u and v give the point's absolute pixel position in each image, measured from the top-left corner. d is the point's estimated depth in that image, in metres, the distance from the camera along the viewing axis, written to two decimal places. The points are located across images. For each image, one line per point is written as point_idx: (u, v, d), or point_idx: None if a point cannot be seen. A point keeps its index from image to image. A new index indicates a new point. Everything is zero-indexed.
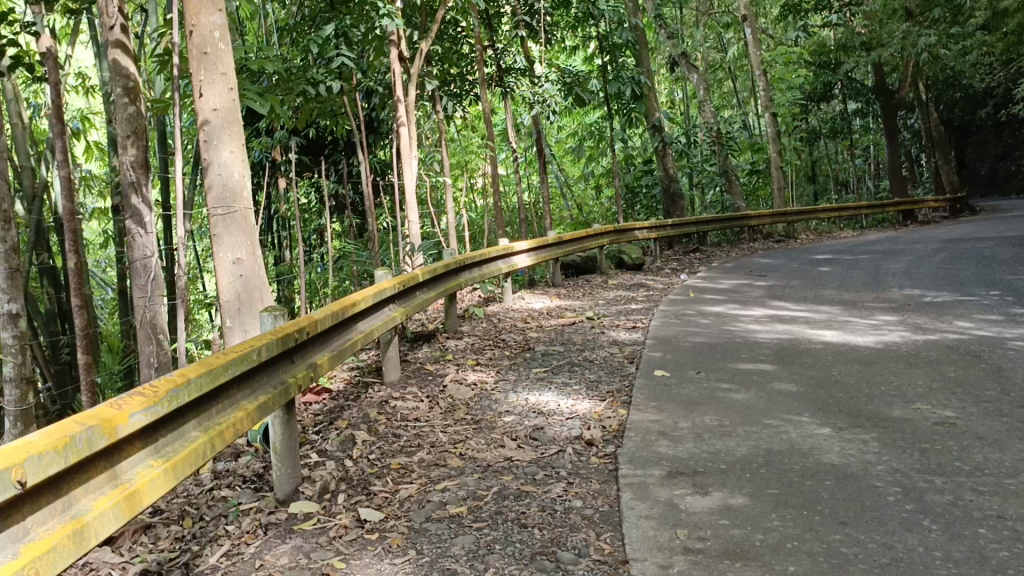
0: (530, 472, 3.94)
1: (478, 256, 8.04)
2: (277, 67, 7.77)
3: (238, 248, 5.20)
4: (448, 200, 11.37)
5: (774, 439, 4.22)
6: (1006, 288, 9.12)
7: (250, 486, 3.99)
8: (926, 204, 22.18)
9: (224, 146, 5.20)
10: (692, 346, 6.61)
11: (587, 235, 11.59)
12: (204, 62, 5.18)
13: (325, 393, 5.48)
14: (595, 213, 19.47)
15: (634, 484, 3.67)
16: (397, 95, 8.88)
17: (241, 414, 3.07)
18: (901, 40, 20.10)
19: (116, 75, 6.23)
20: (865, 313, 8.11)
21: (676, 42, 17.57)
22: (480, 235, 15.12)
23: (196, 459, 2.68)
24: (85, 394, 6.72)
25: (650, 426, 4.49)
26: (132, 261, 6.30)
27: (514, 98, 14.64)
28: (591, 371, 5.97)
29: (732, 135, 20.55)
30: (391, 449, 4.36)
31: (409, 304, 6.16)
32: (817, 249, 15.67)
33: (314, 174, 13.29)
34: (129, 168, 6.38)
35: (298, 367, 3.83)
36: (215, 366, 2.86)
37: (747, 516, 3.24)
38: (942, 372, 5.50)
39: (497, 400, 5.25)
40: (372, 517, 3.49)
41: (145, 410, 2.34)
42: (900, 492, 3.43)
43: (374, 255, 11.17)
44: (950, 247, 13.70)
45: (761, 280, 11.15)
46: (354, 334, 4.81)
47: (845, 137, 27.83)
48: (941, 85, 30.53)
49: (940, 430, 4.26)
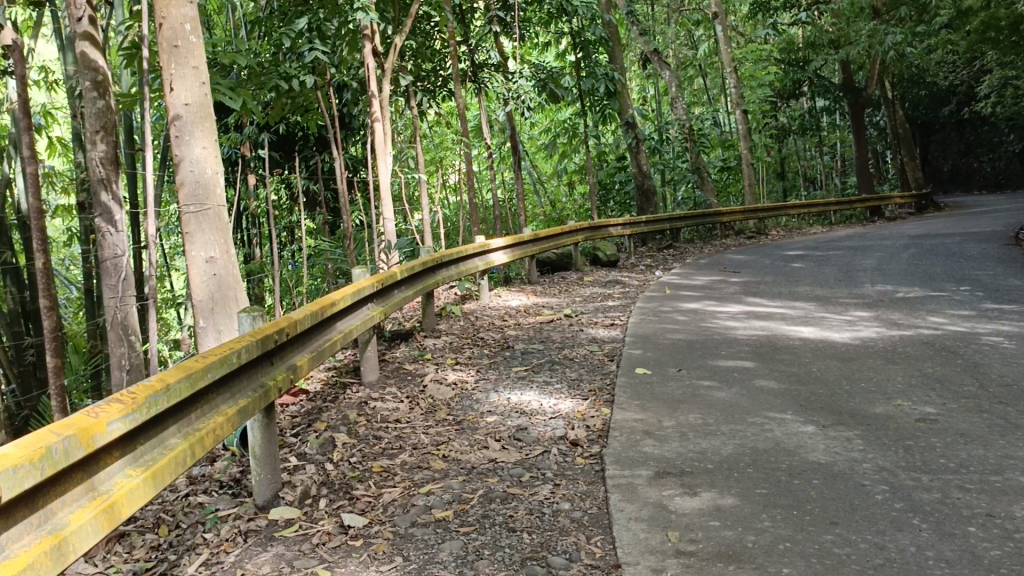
0: (516, 474, 3.88)
1: (455, 254, 7.94)
2: (250, 61, 7.59)
3: (212, 245, 5.08)
4: (422, 194, 11.23)
5: (759, 437, 4.20)
6: (975, 283, 9.25)
7: (228, 491, 3.88)
8: (892, 201, 22.48)
9: (196, 142, 5.06)
10: (671, 343, 6.60)
11: (563, 232, 11.55)
12: (174, 55, 5.03)
13: (302, 394, 5.38)
14: (568, 209, 19.50)
15: (622, 485, 3.62)
16: (372, 91, 8.74)
17: (221, 419, 2.97)
18: (868, 38, 20.31)
19: (84, 68, 6.02)
20: (840, 309, 8.16)
21: (648, 38, 17.57)
22: (453, 232, 15.03)
23: (176, 468, 2.58)
24: (54, 397, 6.55)
25: (634, 425, 4.45)
26: (102, 261, 6.14)
27: (488, 93, 14.56)
28: (572, 369, 5.93)
29: (703, 131, 20.64)
30: (371, 452, 4.27)
31: (387, 302, 6.07)
32: (789, 245, 15.78)
33: (285, 170, 13.10)
34: (98, 164, 6.18)
35: (278, 369, 3.73)
36: (194, 370, 2.76)
37: (737, 516, 3.21)
38: (920, 368, 5.53)
39: (478, 400, 5.18)
40: (356, 523, 3.40)
41: (123, 418, 2.24)
42: (888, 490, 3.42)
43: (349, 252, 11.04)
44: (918, 242, 13.89)
45: (735, 276, 11.19)
46: (333, 334, 4.71)
47: (813, 134, 28.12)
48: (906, 83, 30.92)
49: (922, 426, 4.27)
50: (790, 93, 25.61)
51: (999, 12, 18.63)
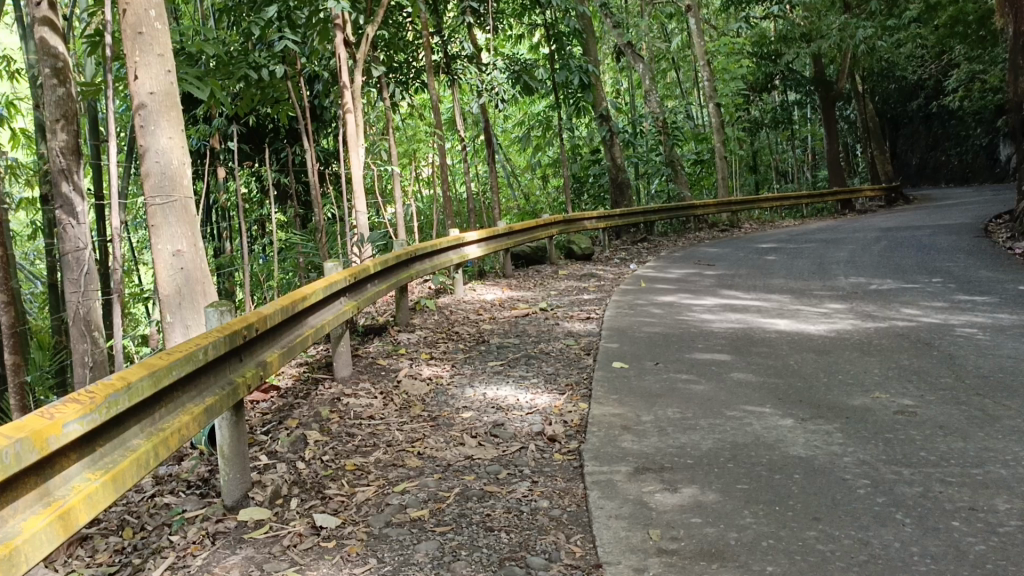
0: (492, 471, 3.79)
1: (429, 248, 7.84)
2: (218, 50, 7.41)
3: (179, 239, 4.93)
4: (395, 187, 11.00)
5: (738, 431, 4.15)
6: (946, 275, 9.31)
7: (196, 492, 3.76)
8: (863, 195, 22.67)
9: (162, 132, 4.91)
10: (648, 337, 6.55)
11: (538, 225, 11.48)
12: (138, 42, 4.87)
13: (272, 391, 5.27)
14: (542, 202, 19.38)
15: (601, 482, 3.55)
16: (343, 81, 8.54)
17: (187, 418, 2.85)
18: (839, 32, 20.43)
19: (43, 54, 5.81)
20: (815, 301, 8.17)
21: (622, 31, 17.51)
22: (427, 226, 14.88)
23: (138, 470, 2.46)
24: (14, 395, 6.36)
25: (612, 420, 4.39)
26: (64, 254, 5.95)
27: (461, 85, 14.42)
28: (549, 363, 5.85)
29: (677, 123, 20.61)
30: (345, 449, 4.17)
31: (360, 296, 5.96)
32: (762, 238, 15.82)
33: (256, 163, 12.86)
34: (58, 154, 5.98)
35: (247, 365, 3.61)
36: (158, 368, 2.64)
37: (719, 513, 3.16)
38: (896, 360, 5.53)
39: (453, 396, 5.09)
40: (328, 523, 3.30)
41: (80, 418, 2.12)
42: (870, 485, 3.39)
43: (321, 245, 10.86)
44: (889, 235, 13.97)
45: (710, 269, 11.18)
46: (304, 330, 4.60)
47: (786, 128, 28.28)
48: (876, 77, 31.19)
49: (901, 419, 4.25)
50: (762, 86, 25.69)
51: (967, 6, 18.85)
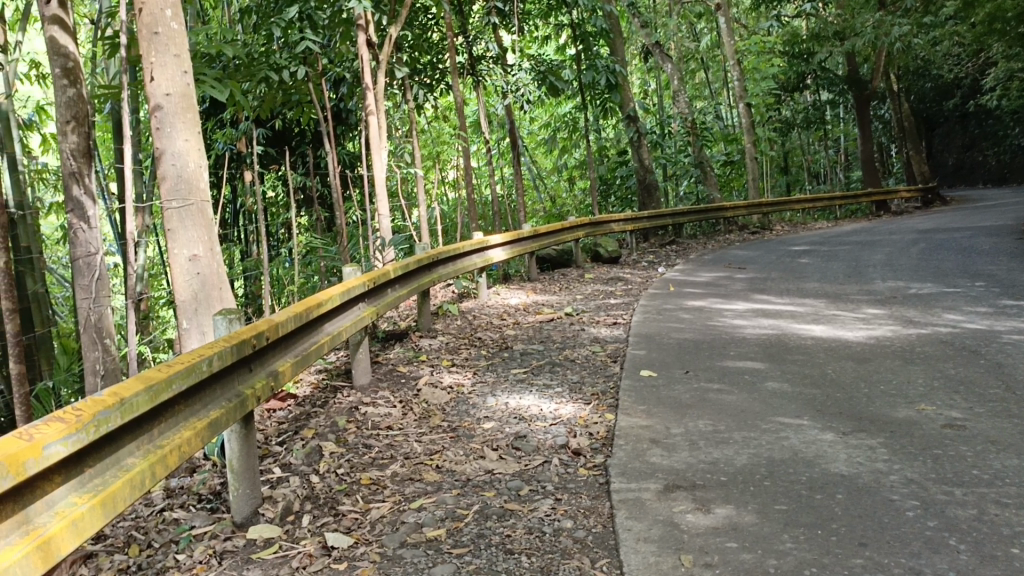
0: (514, 487, 3.60)
1: (452, 252, 7.66)
2: (237, 51, 7.24)
3: (195, 243, 4.79)
4: (419, 189, 10.76)
5: (775, 446, 3.93)
6: (989, 279, 8.95)
7: (206, 507, 3.61)
8: (898, 195, 22.12)
9: (178, 134, 4.78)
10: (677, 343, 6.32)
11: (563, 228, 11.26)
12: (154, 42, 4.73)
13: (290, 400, 5.14)
14: (568, 205, 19.07)
15: (628, 500, 3.35)
16: (366, 82, 8.35)
17: (188, 434, 2.71)
18: (874, 29, 19.96)
19: (53, 54, 5.73)
20: (852, 306, 7.88)
21: (650, 31, 17.24)
22: (452, 229, 14.69)
23: (132, 492, 2.30)
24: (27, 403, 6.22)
25: (640, 433, 4.18)
26: (75, 259, 5.84)
27: (486, 87, 14.26)
28: (574, 371, 5.65)
29: (706, 124, 20.26)
30: (361, 462, 4.00)
31: (380, 301, 5.79)
32: (794, 240, 15.45)
33: (281, 166, 12.82)
34: (69, 156, 5.88)
35: (257, 376, 3.46)
36: (155, 382, 2.48)
37: (756, 537, 2.94)
38: (941, 369, 5.25)
39: (475, 405, 4.91)
40: (340, 543, 3.13)
41: (64, 439, 1.96)
42: (919, 507, 3.15)
43: (344, 249, 10.71)
44: (927, 237, 13.58)
45: (741, 272, 10.90)
46: (320, 337, 4.43)
47: (818, 128, 27.77)
48: (910, 75, 30.53)
49: (949, 433, 4.00)
50: (794, 86, 25.22)
51: (1006, 4, 18.29)
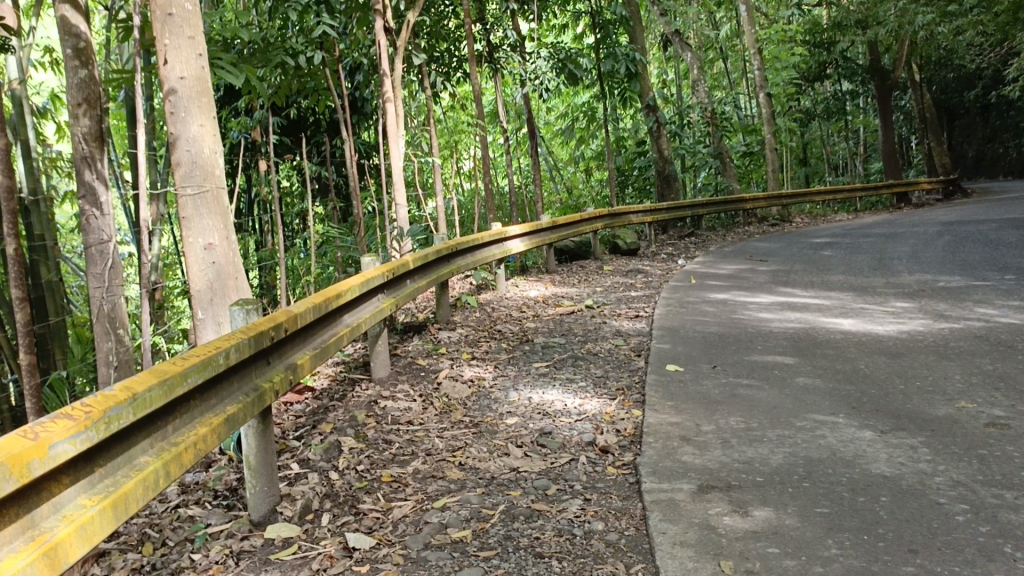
0: (541, 487, 3.46)
1: (471, 242, 7.52)
2: (253, 35, 7.10)
3: (210, 231, 4.67)
4: (436, 179, 10.56)
5: (812, 445, 3.76)
6: (1019, 272, 8.71)
7: (222, 504, 3.50)
8: (920, 187, 21.79)
9: (192, 119, 4.65)
10: (703, 337, 6.14)
11: (581, 219, 11.10)
12: (168, 24, 4.59)
13: (307, 392, 5.01)
14: (585, 196, 18.87)
15: (661, 502, 3.20)
16: (383, 69, 8.17)
17: (204, 430, 2.59)
18: (896, 18, 19.62)
19: (64, 34, 5.62)
20: (880, 299, 7.69)
21: (669, 19, 17.00)
22: (469, 220, 14.54)
23: (145, 492, 2.18)
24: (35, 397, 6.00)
25: (670, 430, 4.02)
26: (88, 247, 5.74)
27: (503, 76, 14.10)
28: (597, 365, 5.51)
29: (725, 114, 20.00)
30: (381, 459, 3.87)
31: (398, 293, 5.66)
32: (815, 232, 15.20)
33: (296, 155, 12.73)
34: (81, 140, 5.76)
35: (275, 369, 3.34)
36: (169, 375, 2.36)
37: (798, 542, 2.79)
38: (979, 365, 5.07)
39: (497, 399, 4.78)
40: (362, 544, 3.00)
41: (72, 437, 1.84)
42: (969, 511, 2.99)
43: (360, 239, 10.60)
44: (952, 229, 13.30)
45: (764, 265, 10.71)
46: (338, 329, 4.31)
47: (839, 118, 27.37)
48: (931, 65, 30.03)
49: (993, 432, 3.83)
50: (815, 76, 24.89)
51: None
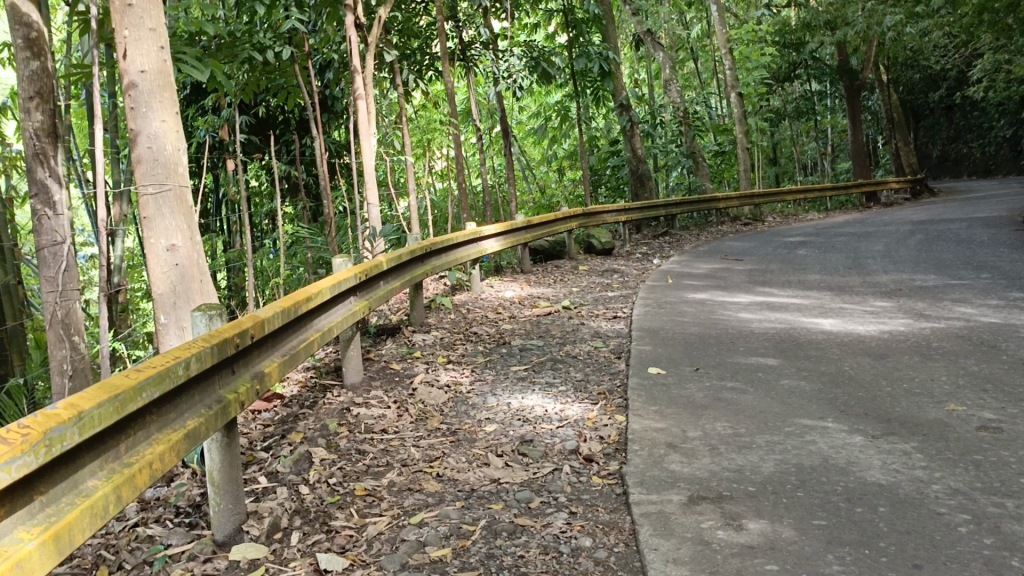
0: (523, 500, 3.29)
1: (445, 242, 7.34)
2: (220, 30, 6.81)
3: (174, 231, 4.43)
4: (409, 177, 10.22)
5: (803, 451, 3.64)
6: (994, 271, 8.69)
7: (185, 522, 3.29)
8: (889, 186, 21.90)
9: (154, 114, 4.40)
10: (683, 338, 6.01)
11: (555, 218, 10.96)
12: (128, 15, 4.35)
13: (276, 400, 4.81)
14: (557, 196, 18.75)
15: (651, 514, 3.04)
16: (354, 64, 7.90)
17: (161, 448, 2.38)
18: (865, 19, 19.72)
19: (15, 23, 5.34)
20: (859, 298, 7.62)
21: (641, 17, 16.89)
22: (441, 220, 14.29)
23: (93, 521, 1.98)
24: None
25: (656, 437, 3.87)
26: (40, 248, 5.47)
27: (476, 73, 13.89)
28: (577, 368, 5.35)
29: (697, 114, 19.97)
30: (354, 471, 3.68)
31: (370, 295, 5.45)
32: (788, 231, 15.19)
33: (264, 153, 12.47)
34: (33, 136, 5.48)
35: (240, 378, 3.13)
36: (122, 390, 2.15)
37: (797, 558, 2.65)
38: (964, 366, 4.99)
39: (474, 405, 4.60)
40: (334, 566, 2.81)
41: (5, 466, 1.63)
42: (972, 522, 2.87)
43: (330, 240, 10.36)
44: (922, 228, 13.36)
45: (740, 264, 10.64)
46: (309, 334, 4.10)
47: (809, 118, 27.50)
48: (898, 66, 30.38)
49: (986, 436, 3.72)
50: (785, 76, 25.05)
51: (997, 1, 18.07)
